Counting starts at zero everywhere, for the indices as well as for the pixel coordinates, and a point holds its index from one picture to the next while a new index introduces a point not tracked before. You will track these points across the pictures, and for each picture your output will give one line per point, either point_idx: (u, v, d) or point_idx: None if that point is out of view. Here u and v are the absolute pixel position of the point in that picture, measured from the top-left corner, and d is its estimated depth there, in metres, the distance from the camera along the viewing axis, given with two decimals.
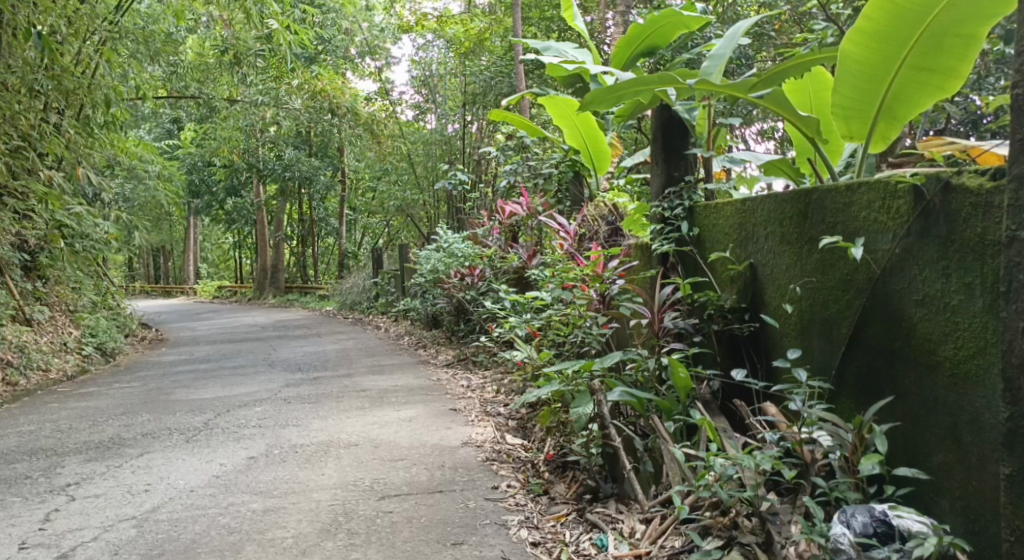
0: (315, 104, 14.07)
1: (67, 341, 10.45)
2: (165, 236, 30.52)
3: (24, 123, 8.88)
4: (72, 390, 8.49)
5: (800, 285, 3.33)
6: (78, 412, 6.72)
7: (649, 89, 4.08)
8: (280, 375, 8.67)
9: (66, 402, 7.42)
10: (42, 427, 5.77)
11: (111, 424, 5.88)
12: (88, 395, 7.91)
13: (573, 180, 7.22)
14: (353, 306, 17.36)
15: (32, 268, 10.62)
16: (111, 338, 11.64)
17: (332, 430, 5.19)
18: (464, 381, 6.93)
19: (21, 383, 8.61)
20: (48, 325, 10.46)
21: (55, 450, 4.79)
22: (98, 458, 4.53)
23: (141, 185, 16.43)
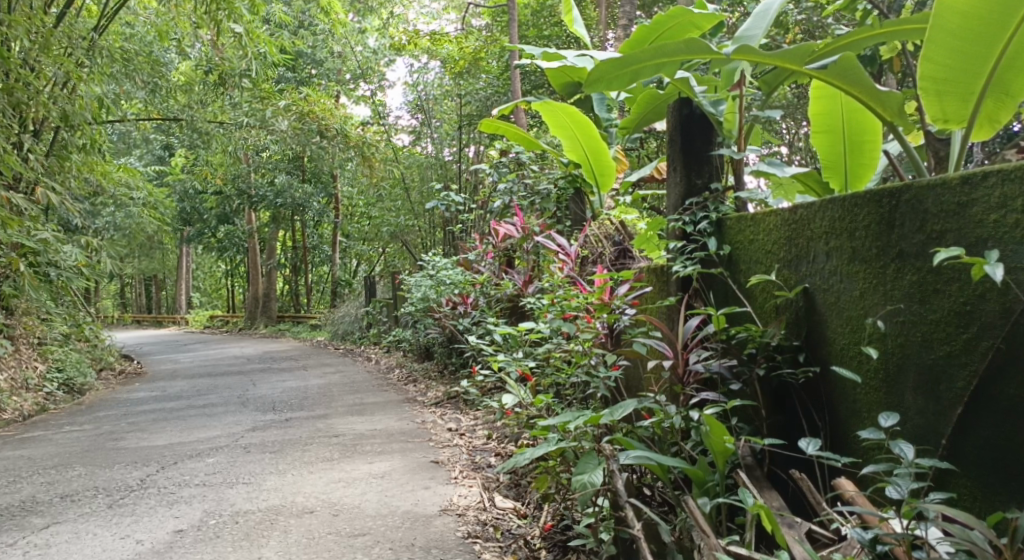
0: (302, 125, 13.18)
1: (29, 378, 9.59)
2: (158, 266, 29.74)
3: None
4: (19, 432, 7.61)
5: (883, 319, 2.65)
6: (11, 464, 5.86)
7: (669, 63, 3.49)
8: (250, 416, 7.81)
9: (3, 450, 6.59)
10: None
11: (35, 483, 5.06)
12: (31, 441, 7.05)
13: (574, 197, 6.47)
14: (344, 335, 16.52)
15: None
16: (81, 373, 10.80)
17: (286, 491, 4.40)
18: (452, 424, 6.12)
19: None
20: (10, 361, 9.56)
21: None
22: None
23: (126, 215, 15.65)
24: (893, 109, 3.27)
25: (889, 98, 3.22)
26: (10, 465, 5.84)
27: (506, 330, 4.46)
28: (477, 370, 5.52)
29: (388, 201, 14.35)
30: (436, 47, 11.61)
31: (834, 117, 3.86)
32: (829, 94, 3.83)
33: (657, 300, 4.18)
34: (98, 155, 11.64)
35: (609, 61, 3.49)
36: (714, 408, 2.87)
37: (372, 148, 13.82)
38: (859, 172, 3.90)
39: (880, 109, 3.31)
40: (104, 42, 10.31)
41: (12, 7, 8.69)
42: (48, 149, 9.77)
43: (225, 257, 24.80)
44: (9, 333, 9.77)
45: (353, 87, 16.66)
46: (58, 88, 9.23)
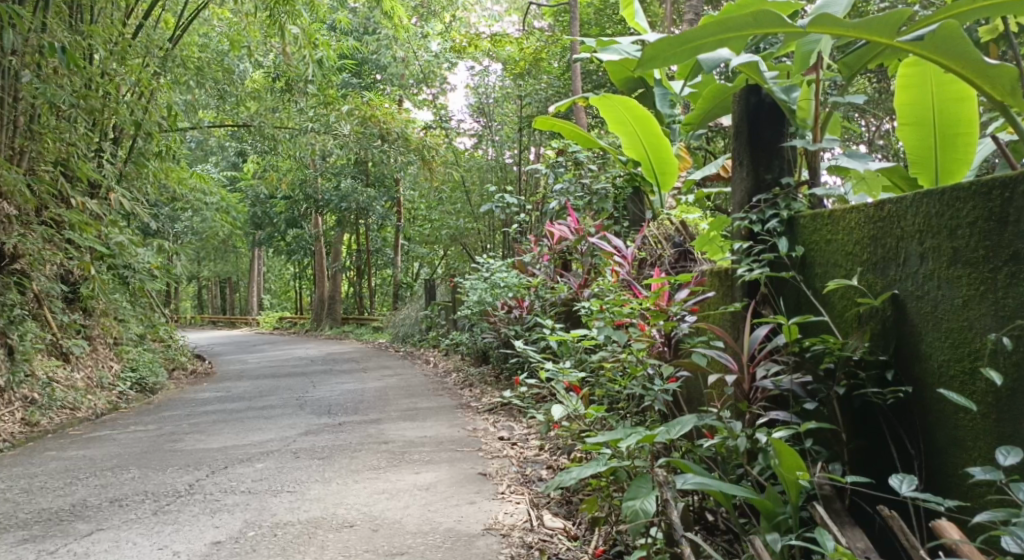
0: (364, 129, 13.23)
1: (103, 377, 9.58)
2: (229, 269, 30.35)
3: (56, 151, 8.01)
4: (84, 431, 7.64)
5: (993, 332, 2.35)
6: (69, 464, 5.84)
7: (735, 38, 3.17)
8: (305, 419, 7.73)
9: (65, 450, 6.63)
10: (12, 487, 5.04)
11: (88, 485, 5.00)
12: (93, 441, 7.06)
13: (633, 196, 6.18)
14: (405, 338, 16.48)
15: (73, 299, 9.94)
16: (152, 373, 10.77)
17: (330, 501, 4.24)
18: (504, 432, 5.89)
19: (42, 424, 7.62)
20: (87, 360, 9.59)
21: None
22: (34, 538, 3.91)
23: (199, 220, 15.89)
24: (1003, 87, 2.96)
25: (999, 73, 2.91)
26: (69, 466, 5.81)
27: (557, 338, 4.20)
28: (523, 379, 5.28)
29: (449, 204, 14.22)
30: (498, 48, 11.40)
31: (923, 108, 3.51)
32: (918, 83, 3.49)
33: (719, 307, 3.89)
34: (172, 160, 11.80)
35: (662, 41, 3.18)
36: (786, 430, 2.63)
37: (433, 152, 13.74)
38: (951, 168, 3.53)
39: (988, 88, 3.00)
40: (176, 49, 10.40)
41: (93, 19, 8.79)
42: (127, 156, 9.96)
43: (291, 260, 25.13)
44: (87, 332, 9.92)
45: (416, 91, 16.60)
46: (134, 96, 9.32)
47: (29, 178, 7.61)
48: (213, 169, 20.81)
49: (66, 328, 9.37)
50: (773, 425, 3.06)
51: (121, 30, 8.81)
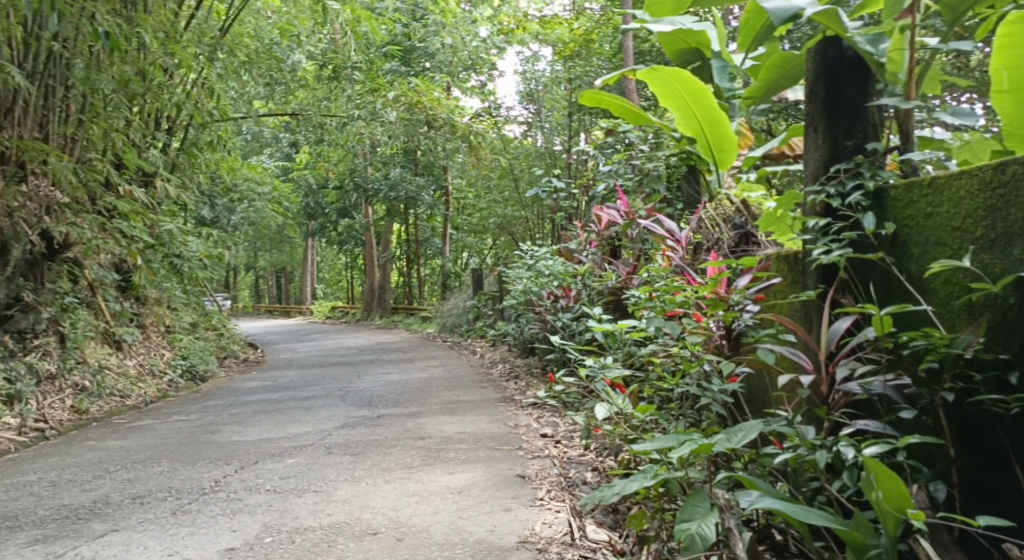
0: (411, 116, 12.68)
1: (154, 363, 9.34)
2: (284, 258, 30.45)
3: (98, 136, 7.60)
4: (128, 419, 7.31)
5: None
6: (104, 455, 5.62)
7: None
8: (344, 411, 7.45)
9: (104, 438, 6.45)
10: (43, 479, 4.87)
11: (115, 479, 4.79)
12: (134, 430, 6.78)
13: (687, 175, 5.77)
14: (452, 328, 16.18)
15: (125, 288, 9.84)
16: (203, 360, 10.55)
17: (356, 503, 3.93)
18: (548, 429, 5.53)
19: (91, 412, 7.29)
20: (139, 347, 9.48)
21: (13, 520, 4.01)
22: (45, 539, 3.69)
23: (250, 210, 15.73)
24: None
25: None
26: (103, 457, 5.60)
27: (602, 329, 3.82)
28: (560, 376, 4.85)
29: (497, 192, 13.78)
30: (547, 30, 10.89)
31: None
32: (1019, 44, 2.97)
33: (785, 295, 3.50)
34: (224, 150, 11.62)
35: None
36: (882, 448, 2.36)
37: (480, 138, 13.23)
38: None
39: None
40: (225, 36, 10.16)
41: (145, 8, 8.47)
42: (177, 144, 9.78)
43: (342, 250, 24.98)
44: (138, 320, 9.89)
45: (465, 77, 16.13)
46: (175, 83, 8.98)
47: (78, 165, 7.44)
48: (269, 160, 20.68)
49: (120, 317, 9.33)
50: (862, 435, 2.78)
51: (164, 11, 8.35)
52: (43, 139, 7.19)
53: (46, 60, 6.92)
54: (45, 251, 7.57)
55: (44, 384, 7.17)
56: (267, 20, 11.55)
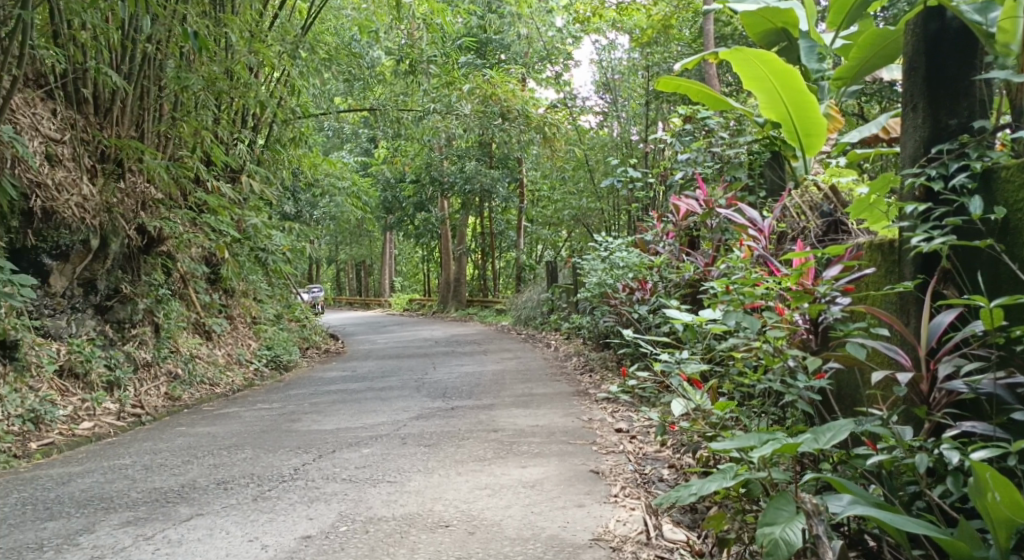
0: (485, 108, 12.54)
1: (241, 354, 9.64)
2: (363, 252, 31.02)
3: (187, 133, 7.81)
4: (218, 407, 7.53)
5: None
6: (194, 441, 5.78)
7: None
8: (420, 402, 7.50)
9: (193, 424, 6.66)
10: (137, 463, 5.04)
11: (203, 464, 4.92)
12: (222, 417, 6.94)
13: (771, 162, 5.54)
14: (527, 321, 16.16)
15: (215, 280, 10.15)
16: (287, 351, 10.84)
17: (428, 494, 3.92)
18: (623, 424, 5.41)
19: (184, 399, 7.52)
20: (227, 338, 9.78)
21: (108, 501, 4.14)
22: (137, 521, 3.80)
23: (331, 206, 16.05)
24: None
25: None
26: (192, 443, 5.75)
27: (677, 322, 3.69)
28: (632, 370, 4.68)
29: (571, 184, 13.64)
30: (623, 18, 10.69)
31: None
32: None
33: (879, 286, 3.31)
34: (307, 146, 11.84)
35: None
36: (995, 453, 2.20)
37: (555, 129, 13.12)
38: None
39: None
40: (307, 35, 10.33)
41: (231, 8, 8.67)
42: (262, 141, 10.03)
43: (419, 243, 25.24)
44: (227, 311, 10.22)
45: (540, 68, 16.00)
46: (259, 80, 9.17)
47: (170, 162, 7.70)
48: (350, 155, 20.99)
49: (210, 308, 9.64)
50: (968, 438, 2.59)
51: (247, 9, 8.52)
52: (139, 138, 7.54)
53: (142, 63, 7.15)
54: (141, 244, 7.87)
55: (142, 371, 7.41)
56: (346, 18, 11.74)
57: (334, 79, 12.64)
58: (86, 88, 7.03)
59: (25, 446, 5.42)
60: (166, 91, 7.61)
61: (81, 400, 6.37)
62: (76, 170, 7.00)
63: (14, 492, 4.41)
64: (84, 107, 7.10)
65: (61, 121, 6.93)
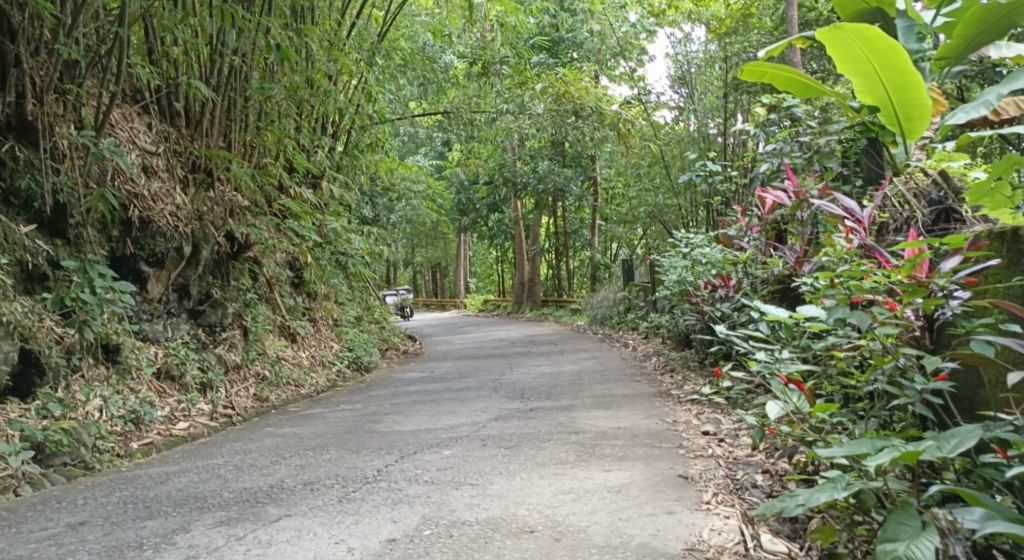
0: (559, 107, 12.51)
1: (324, 355, 9.79)
2: (438, 254, 31.27)
3: (270, 139, 7.96)
4: (302, 407, 7.64)
5: None
6: (281, 442, 5.85)
7: None
8: (499, 403, 7.44)
9: (278, 424, 6.77)
10: (228, 463, 5.12)
11: (290, 465, 4.96)
12: (306, 418, 7.01)
13: (868, 148, 5.19)
14: (603, 320, 15.95)
15: (298, 283, 10.34)
16: (367, 352, 10.97)
17: (512, 498, 3.83)
18: (710, 426, 5.22)
19: (271, 399, 7.66)
20: (311, 340, 9.94)
21: (201, 501, 4.19)
22: (229, 521, 3.82)
23: (408, 210, 16.18)
24: None
25: None
26: (280, 443, 5.80)
27: (772, 319, 3.55)
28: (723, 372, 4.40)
29: (647, 180, 13.35)
30: (700, 9, 10.38)
31: None
32: None
33: (1005, 278, 3.06)
34: (384, 151, 11.95)
35: None
36: None
37: (629, 125, 12.71)
38: None
39: None
40: (382, 40, 10.41)
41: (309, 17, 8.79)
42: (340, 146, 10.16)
43: (493, 245, 25.26)
44: (310, 314, 10.40)
45: (613, 65, 15.75)
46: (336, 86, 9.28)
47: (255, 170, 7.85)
48: (425, 158, 21.13)
49: (293, 311, 9.82)
50: None
51: (324, 16, 8.62)
52: (227, 149, 7.66)
53: (229, 75, 7.28)
54: (229, 250, 8.06)
55: (232, 373, 7.57)
56: (419, 21, 11.78)
57: (409, 83, 12.72)
58: (178, 102, 7.16)
59: (126, 445, 5.55)
60: (250, 101, 7.76)
61: (177, 401, 6.52)
62: (170, 181, 7.18)
63: (114, 491, 4.52)
64: (177, 119, 7.24)
65: (155, 134, 7.09)
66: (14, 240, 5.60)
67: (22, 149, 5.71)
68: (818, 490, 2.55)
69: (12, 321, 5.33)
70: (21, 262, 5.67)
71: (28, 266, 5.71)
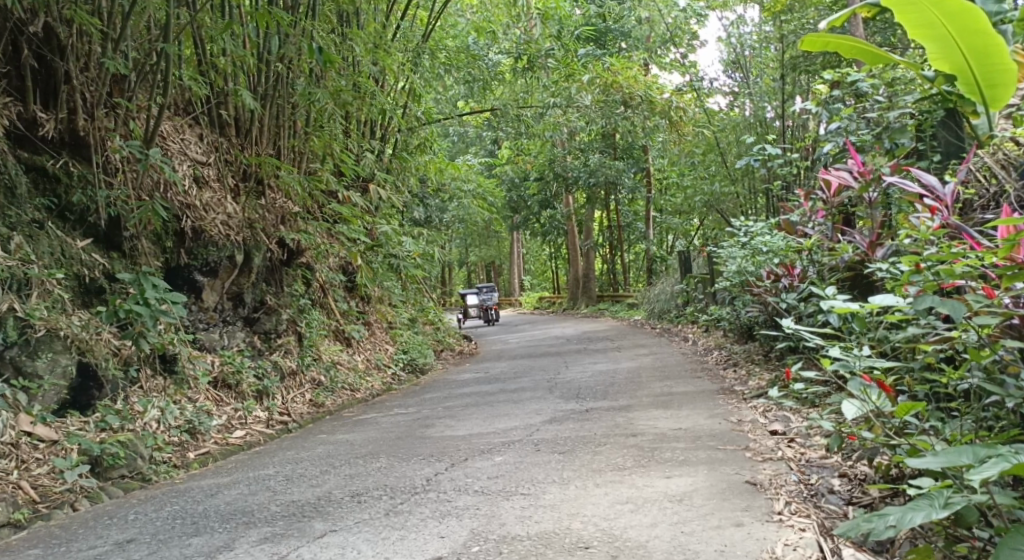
0: (606, 98, 12.08)
1: (379, 359, 9.69)
2: (492, 252, 31.08)
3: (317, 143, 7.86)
4: (358, 412, 7.53)
5: None
6: (332, 450, 5.72)
7: None
8: (554, 404, 7.21)
9: (333, 430, 6.66)
10: (278, 473, 5.01)
11: (339, 475, 4.80)
12: (360, 424, 6.87)
13: (946, 121, 4.86)
14: (661, 314, 15.55)
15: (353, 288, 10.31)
16: (422, 354, 10.85)
17: (566, 510, 3.59)
18: (780, 425, 4.90)
19: (326, 405, 7.58)
20: (366, 344, 9.86)
21: (247, 516, 4.05)
22: (274, 538, 3.67)
23: (459, 212, 16.01)
24: None
25: None
26: (331, 451, 5.67)
27: (841, 310, 3.24)
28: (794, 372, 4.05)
29: (702, 168, 12.84)
30: None
31: None
32: None
33: None
34: (433, 152, 11.74)
35: None
36: None
37: (682, 114, 12.04)
38: None
39: None
40: (426, 41, 10.20)
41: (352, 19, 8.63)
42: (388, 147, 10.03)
43: (546, 241, 24.92)
44: (364, 317, 10.33)
45: (662, 53, 15.26)
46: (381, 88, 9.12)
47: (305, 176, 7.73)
48: (475, 157, 20.93)
49: (346, 315, 9.75)
50: None
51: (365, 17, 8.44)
52: (277, 156, 7.57)
53: (278, 83, 7.12)
54: (283, 257, 8.00)
55: (288, 380, 7.49)
56: (463, 19, 11.53)
57: (455, 82, 12.50)
58: (228, 111, 7.12)
59: (181, 456, 5.48)
60: (300, 107, 7.65)
61: (234, 409, 6.45)
62: (221, 190, 7.15)
63: (165, 505, 4.43)
64: (227, 129, 7.23)
65: (206, 144, 7.12)
66: (70, 255, 5.60)
67: (76, 164, 5.72)
68: (918, 508, 2.39)
69: (69, 335, 5.29)
70: (79, 276, 5.66)
71: (85, 280, 5.70)
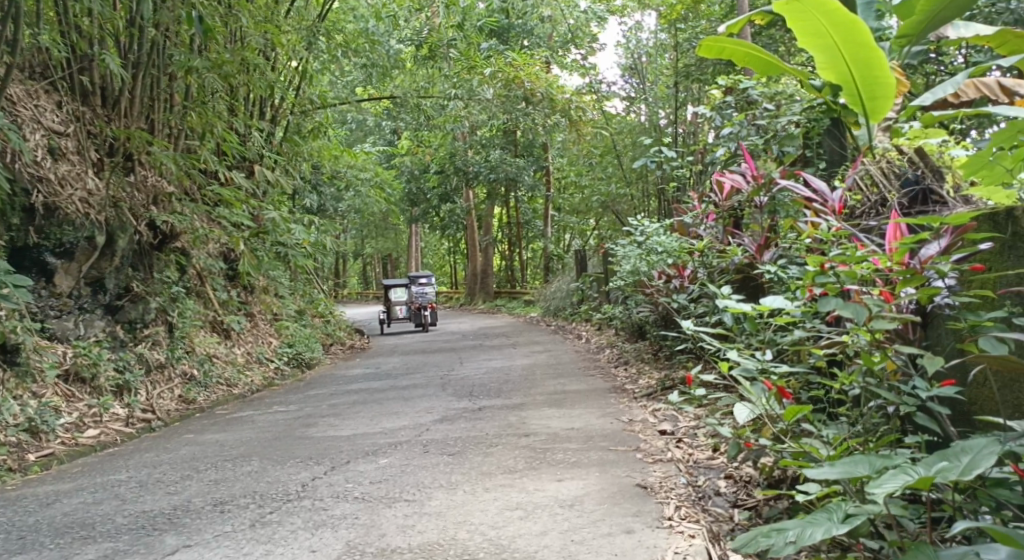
0: (508, 93, 11.81)
1: (262, 352, 9.21)
2: (390, 243, 30.46)
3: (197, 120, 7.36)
4: (235, 409, 7.10)
5: None
6: (200, 451, 5.31)
7: None
8: (445, 402, 6.99)
9: (205, 428, 6.24)
10: (135, 478, 4.58)
11: (204, 480, 4.44)
12: (235, 422, 6.46)
13: (833, 130, 5.02)
14: (557, 312, 15.56)
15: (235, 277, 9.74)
16: (309, 347, 10.39)
17: (451, 517, 3.40)
18: (668, 426, 4.86)
19: (200, 402, 7.10)
20: (248, 336, 9.35)
21: (89, 529, 3.66)
22: (117, 554, 3.32)
23: (355, 203, 15.48)
24: None
25: None
26: (199, 453, 5.26)
27: (736, 311, 3.19)
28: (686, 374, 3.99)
29: (599, 169, 12.87)
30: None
31: None
32: None
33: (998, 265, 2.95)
34: (327, 138, 11.22)
35: None
36: None
37: (581, 114, 12.02)
38: None
39: None
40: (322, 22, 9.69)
41: None
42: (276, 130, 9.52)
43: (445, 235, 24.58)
44: (247, 309, 9.78)
45: (564, 52, 15.20)
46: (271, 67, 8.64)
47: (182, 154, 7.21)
48: (373, 147, 20.34)
49: (227, 305, 9.21)
50: None
51: None
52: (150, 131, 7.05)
53: (150, 50, 6.59)
54: (153, 241, 7.45)
55: (156, 374, 6.97)
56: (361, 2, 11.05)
57: (351, 67, 11.98)
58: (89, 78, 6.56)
59: (22, 458, 4.96)
60: (177, 79, 7.15)
61: (89, 406, 5.92)
62: (81, 163, 6.56)
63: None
64: (91, 98, 6.67)
65: (65, 113, 6.49)
66: None
67: None
68: (818, 524, 2.34)
69: None
70: None
71: None
